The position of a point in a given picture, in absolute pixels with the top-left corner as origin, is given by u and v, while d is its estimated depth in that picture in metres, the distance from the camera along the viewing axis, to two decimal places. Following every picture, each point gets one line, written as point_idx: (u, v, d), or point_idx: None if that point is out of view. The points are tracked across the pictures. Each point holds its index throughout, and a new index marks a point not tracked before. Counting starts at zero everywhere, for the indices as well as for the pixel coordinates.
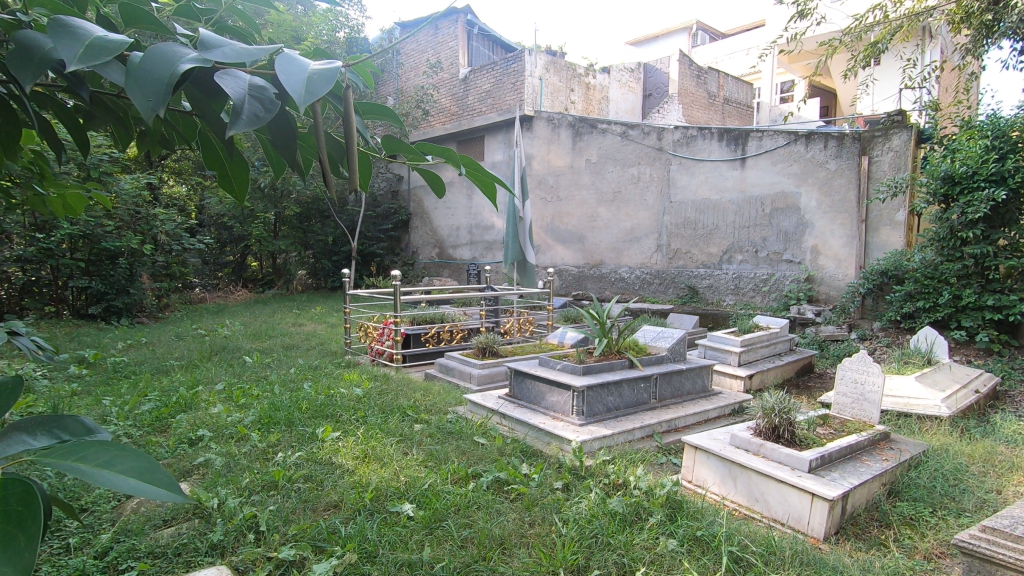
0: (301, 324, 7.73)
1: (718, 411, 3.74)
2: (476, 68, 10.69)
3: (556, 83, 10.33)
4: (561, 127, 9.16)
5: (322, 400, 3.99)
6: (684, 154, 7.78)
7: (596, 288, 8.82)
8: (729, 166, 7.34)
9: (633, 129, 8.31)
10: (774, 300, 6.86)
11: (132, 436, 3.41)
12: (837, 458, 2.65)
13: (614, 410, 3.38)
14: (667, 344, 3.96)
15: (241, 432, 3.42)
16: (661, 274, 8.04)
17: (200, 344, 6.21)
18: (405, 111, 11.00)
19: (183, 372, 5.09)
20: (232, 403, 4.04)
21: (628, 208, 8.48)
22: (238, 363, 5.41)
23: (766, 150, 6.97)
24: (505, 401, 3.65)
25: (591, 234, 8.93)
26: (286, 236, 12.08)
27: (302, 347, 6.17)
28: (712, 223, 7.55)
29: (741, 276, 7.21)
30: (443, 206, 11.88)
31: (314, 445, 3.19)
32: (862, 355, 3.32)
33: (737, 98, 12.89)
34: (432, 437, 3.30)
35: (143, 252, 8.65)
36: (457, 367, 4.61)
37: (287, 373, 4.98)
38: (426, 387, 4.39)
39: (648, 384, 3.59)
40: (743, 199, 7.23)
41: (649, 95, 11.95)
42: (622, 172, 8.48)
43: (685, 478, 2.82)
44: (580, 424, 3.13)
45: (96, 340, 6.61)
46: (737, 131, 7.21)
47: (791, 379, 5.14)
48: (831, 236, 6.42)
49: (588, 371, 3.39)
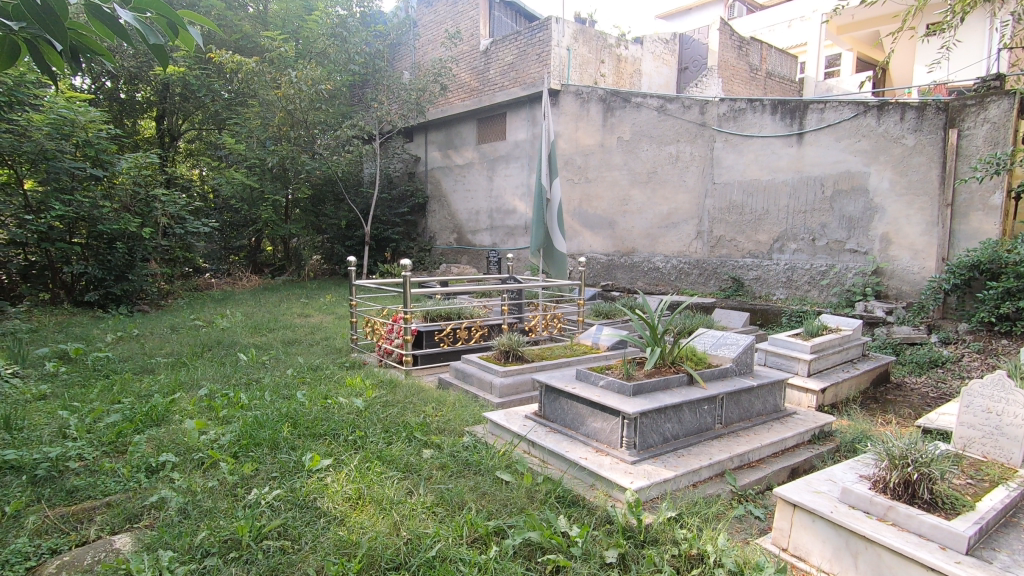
0: (309, 315, 7.16)
1: (795, 438, 3.00)
2: (498, 39, 9.90)
3: (586, 54, 9.48)
4: (590, 102, 8.43)
5: (315, 415, 3.38)
6: (730, 130, 6.97)
7: (627, 278, 8.11)
8: (784, 143, 6.51)
9: (672, 102, 7.51)
10: (834, 295, 6.06)
11: (85, 459, 2.82)
12: (994, 528, 1.93)
13: (673, 441, 2.67)
14: (733, 353, 3.24)
15: (215, 459, 2.82)
16: (702, 263, 7.29)
17: (195, 338, 5.66)
18: (422, 86, 10.27)
19: (168, 373, 4.53)
20: (211, 416, 3.43)
21: (665, 190, 7.71)
22: (231, 362, 4.82)
23: (829, 124, 6.12)
24: (535, 423, 2.96)
25: (623, 218, 8.21)
26: (298, 219, 11.58)
27: (305, 342, 5.58)
28: (762, 207, 6.75)
29: (795, 267, 6.43)
30: (462, 188, 11.20)
31: (299, 479, 2.58)
32: (998, 376, 2.57)
33: (782, 73, 11.84)
34: (445, 471, 2.66)
35: (143, 235, 8.17)
36: (475, 374, 3.95)
37: (282, 376, 4.38)
38: (440, 397, 3.74)
39: (712, 406, 2.88)
40: (800, 180, 6.40)
41: (685, 69, 11.02)
42: (658, 151, 7.71)
43: (778, 545, 2.12)
44: (631, 462, 2.43)
45: (85, 331, 6.10)
46: (795, 102, 6.37)
47: (868, 391, 4.37)
48: (906, 223, 5.59)
49: (639, 391, 2.70)
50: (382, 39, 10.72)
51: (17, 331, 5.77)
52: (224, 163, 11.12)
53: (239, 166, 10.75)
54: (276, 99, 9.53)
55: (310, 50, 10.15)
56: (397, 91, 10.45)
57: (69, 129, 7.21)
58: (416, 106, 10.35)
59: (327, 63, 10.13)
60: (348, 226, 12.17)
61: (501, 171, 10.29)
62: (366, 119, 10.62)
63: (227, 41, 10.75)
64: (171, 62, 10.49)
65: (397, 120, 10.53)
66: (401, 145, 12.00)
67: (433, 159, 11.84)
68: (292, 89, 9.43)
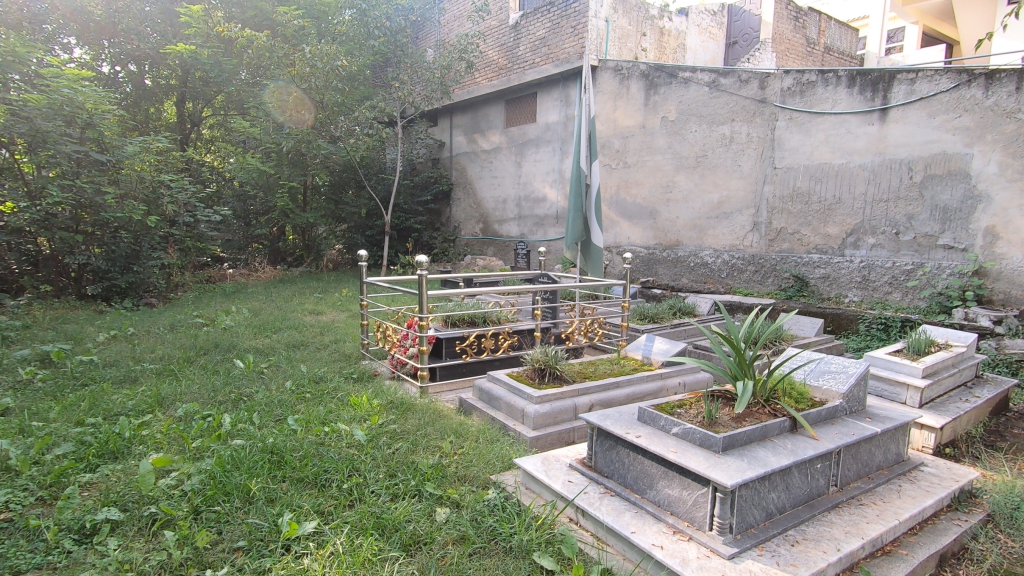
0: (320, 312, 6.57)
1: (935, 506, 2.22)
2: (530, 12, 9.09)
3: (626, 26, 8.59)
4: (631, 78, 7.60)
5: (304, 450, 2.74)
6: (796, 107, 6.09)
7: (670, 274, 7.33)
8: (862, 120, 5.61)
9: (726, 76, 6.65)
10: (922, 299, 5.19)
11: (6, 511, 2.21)
12: None
13: (778, 517, 1.93)
14: (843, 387, 2.46)
15: (170, 518, 2.18)
16: (759, 259, 6.46)
17: (191, 340, 5.10)
18: (446, 63, 9.47)
19: (151, 383, 3.96)
20: (181, 449, 2.81)
21: (715, 176, 6.85)
22: (224, 371, 4.22)
23: (919, 97, 5.20)
24: (584, 478, 2.24)
25: (666, 208, 7.40)
26: (317, 208, 11.07)
27: (312, 346, 4.98)
28: (833, 195, 5.86)
29: (872, 265, 5.55)
30: (489, 175, 10.50)
31: (270, 558, 1.92)
32: None
33: (840, 47, 10.73)
34: (463, 550, 1.97)
35: (150, 224, 7.68)
36: (503, 396, 3.25)
37: (278, 390, 3.76)
38: (462, 426, 3.06)
39: (826, 464, 2.12)
40: (881, 164, 5.49)
41: (734, 44, 10.01)
42: (709, 132, 6.86)
43: None
44: (728, 557, 1.71)
45: (78, 329, 5.59)
46: (878, 72, 5.46)
47: (989, 424, 3.50)
48: (1019, 214, 4.67)
49: (731, 446, 1.97)
50: (404, 13, 9.88)
51: (5, 328, 5.29)
52: (242, 147, 10.65)
53: (257, 151, 10.24)
54: (290, 77, 8.85)
55: (330, 30, 9.52)
56: (419, 70, 9.69)
57: (71, 110, 6.70)
58: (440, 86, 9.61)
59: (346, 41, 9.45)
60: (368, 215, 11.57)
61: (530, 156, 9.54)
62: (386, 101, 9.89)
63: (243, 19, 10.15)
64: (186, 42, 10.00)
65: (421, 101, 9.79)
66: (424, 130, 11.32)
67: (459, 144, 11.13)
68: (307, 66, 8.72)
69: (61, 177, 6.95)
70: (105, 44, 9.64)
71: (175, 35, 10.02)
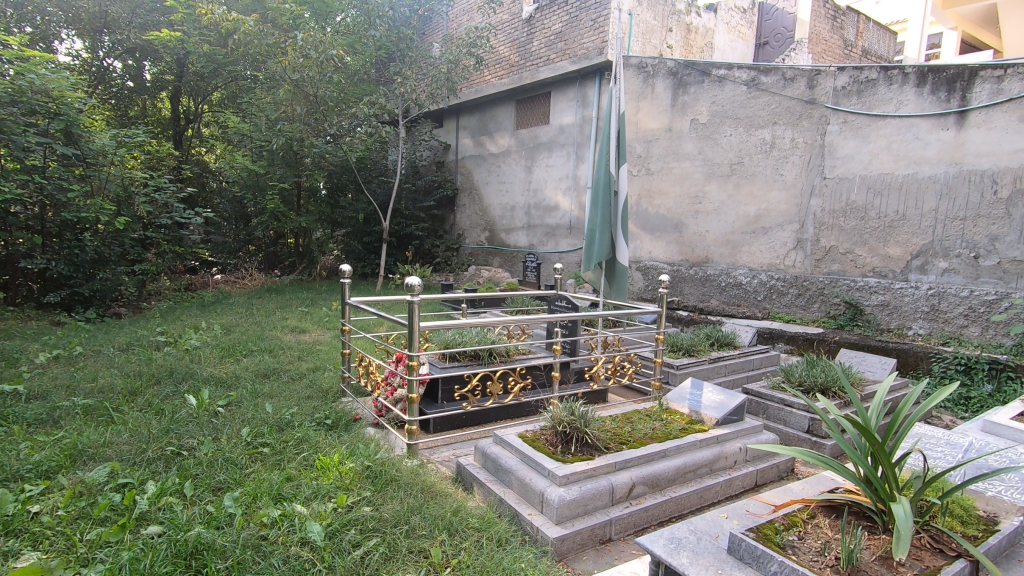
0: (303, 331, 5.77)
1: None
2: (545, 5, 8.35)
3: (650, 20, 7.81)
4: (657, 76, 6.85)
5: (234, 558, 1.92)
6: (851, 108, 5.32)
7: (697, 295, 6.54)
8: (933, 125, 4.82)
9: (767, 73, 5.87)
10: (1009, 337, 4.38)
11: None
12: None
13: None
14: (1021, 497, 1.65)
15: None
16: (803, 282, 5.65)
17: (142, 366, 4.29)
18: (453, 58, 8.70)
19: (72, 428, 3.15)
20: (63, 548, 1.99)
21: (753, 186, 6.07)
22: (170, 410, 3.42)
23: (1006, 99, 4.43)
24: None
25: (694, 220, 6.62)
26: (311, 211, 10.34)
27: (284, 376, 4.20)
28: (896, 210, 5.07)
29: (944, 293, 4.74)
30: (496, 180, 9.75)
31: None
32: None
33: (878, 51, 9.96)
34: None
35: (120, 226, 6.90)
36: (515, 466, 2.46)
37: (229, 441, 2.97)
38: (460, 512, 2.26)
39: None
40: (957, 175, 4.70)
41: (764, 44, 9.30)
42: (746, 136, 6.09)
43: None
44: None
45: (18, 347, 4.79)
46: (955, 68, 4.67)
47: None
48: None
49: None
50: (410, 5, 9.15)
51: None
52: (233, 145, 9.92)
53: (248, 149, 9.54)
54: (282, 69, 8.11)
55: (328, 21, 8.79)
56: (425, 66, 8.90)
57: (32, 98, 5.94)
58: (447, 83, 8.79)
59: (346, 34, 8.73)
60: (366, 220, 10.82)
61: (542, 160, 8.79)
62: (388, 98, 9.13)
63: (238, 7, 9.42)
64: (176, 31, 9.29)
65: (425, 99, 9.04)
66: (428, 131, 10.59)
67: (465, 146, 10.39)
68: (299, 55, 7.90)
69: (19, 171, 6.18)
70: (92, 34, 8.98)
71: (165, 23, 9.32)
